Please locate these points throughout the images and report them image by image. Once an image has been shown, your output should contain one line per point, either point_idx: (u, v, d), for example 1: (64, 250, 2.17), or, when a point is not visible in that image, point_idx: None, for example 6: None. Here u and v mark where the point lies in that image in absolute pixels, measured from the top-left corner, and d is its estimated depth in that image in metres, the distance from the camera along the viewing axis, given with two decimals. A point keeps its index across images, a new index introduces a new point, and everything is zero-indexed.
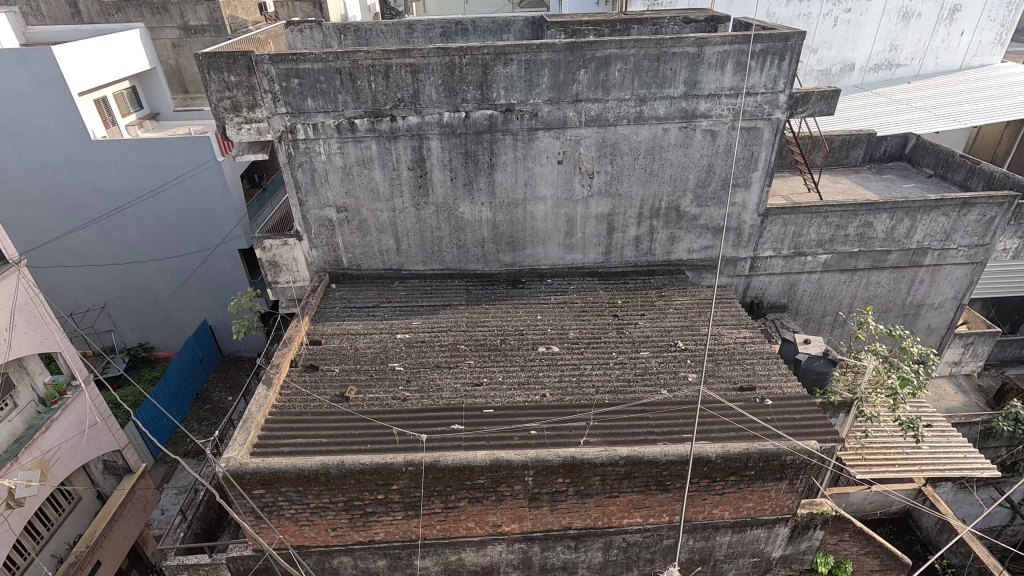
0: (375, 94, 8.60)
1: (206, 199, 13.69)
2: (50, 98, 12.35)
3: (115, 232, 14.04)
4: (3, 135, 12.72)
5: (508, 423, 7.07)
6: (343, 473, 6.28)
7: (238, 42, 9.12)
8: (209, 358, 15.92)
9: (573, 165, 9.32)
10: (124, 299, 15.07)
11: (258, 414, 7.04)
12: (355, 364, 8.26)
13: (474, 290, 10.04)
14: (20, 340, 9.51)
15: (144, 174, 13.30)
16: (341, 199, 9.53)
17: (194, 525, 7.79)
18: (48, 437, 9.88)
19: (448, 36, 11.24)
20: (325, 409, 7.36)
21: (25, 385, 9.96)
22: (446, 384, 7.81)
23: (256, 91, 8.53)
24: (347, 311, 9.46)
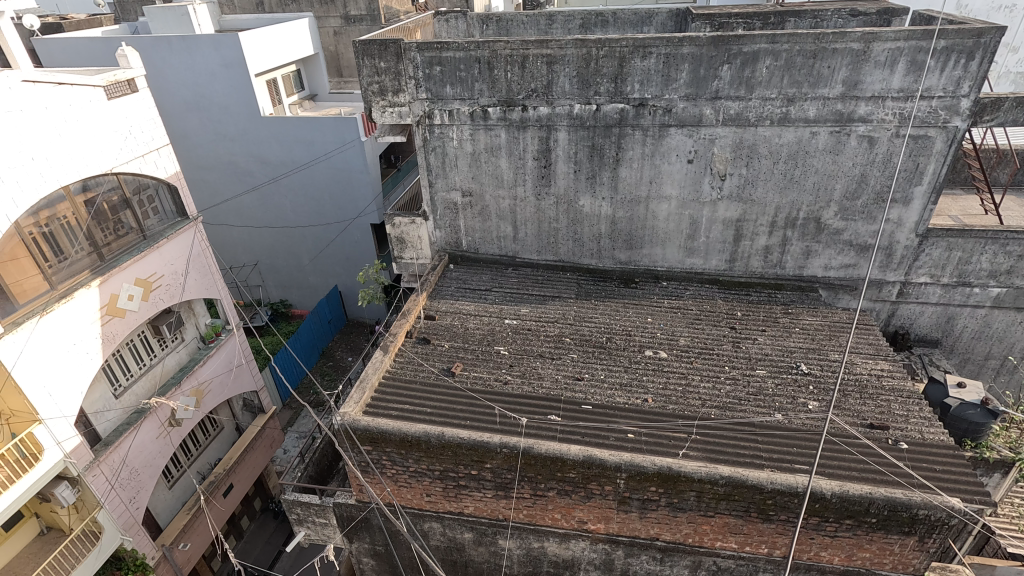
0: (510, 84, 8.82)
1: (348, 174, 14.93)
2: (233, 78, 14.13)
3: (271, 199, 15.83)
4: (194, 108, 14.82)
5: (605, 422, 6.98)
6: (442, 444, 6.62)
7: (391, 30, 9.79)
8: (336, 320, 17.49)
9: (704, 165, 8.86)
10: (273, 258, 17.00)
11: (373, 376, 7.64)
12: (464, 342, 8.63)
13: (586, 285, 9.99)
14: (191, 285, 11.10)
15: (299, 149, 14.78)
16: (468, 184, 9.92)
17: (310, 468, 8.65)
18: (204, 370, 11.49)
19: (588, 28, 11.18)
20: (432, 380, 7.78)
21: (191, 324, 11.61)
22: (548, 374, 7.89)
23: (402, 77, 9.11)
24: (461, 292, 9.87)
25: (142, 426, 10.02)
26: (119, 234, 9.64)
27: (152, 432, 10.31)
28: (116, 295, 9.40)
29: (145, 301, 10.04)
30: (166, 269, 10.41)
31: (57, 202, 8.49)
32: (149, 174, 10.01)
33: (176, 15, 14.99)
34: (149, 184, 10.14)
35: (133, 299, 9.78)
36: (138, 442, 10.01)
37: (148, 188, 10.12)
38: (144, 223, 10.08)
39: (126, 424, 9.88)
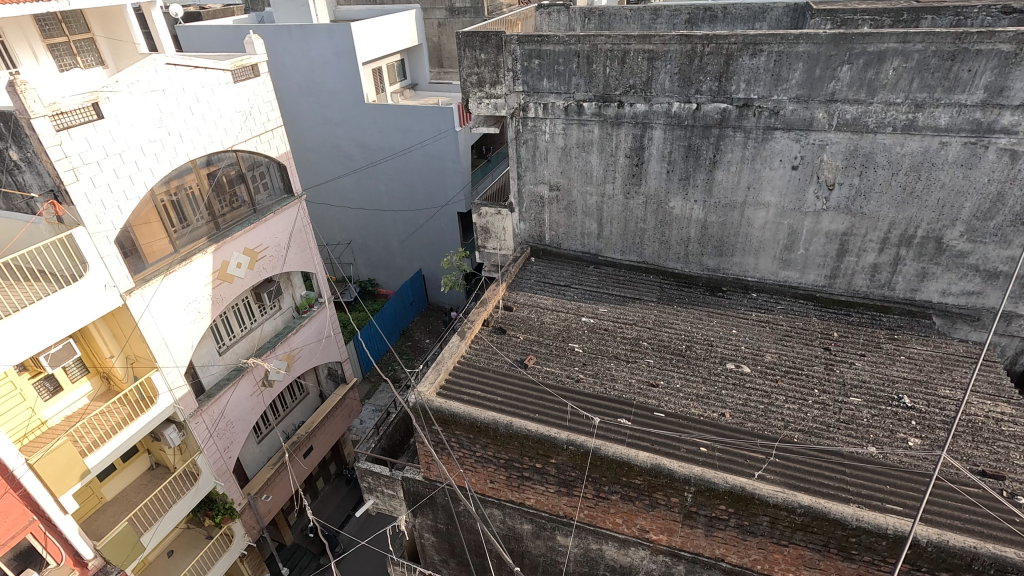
0: (608, 79, 8.67)
1: (440, 163, 15.39)
2: (342, 65, 14.94)
3: (368, 182, 16.67)
4: (306, 94, 15.86)
5: (677, 432, 6.76)
6: (510, 433, 6.71)
7: (493, 23, 9.93)
8: (417, 303, 18.16)
9: (810, 172, 8.27)
10: (364, 239, 17.92)
11: (449, 360, 7.88)
12: (539, 335, 8.66)
13: (669, 289, 9.70)
14: (292, 258, 11.93)
15: (397, 136, 15.41)
16: (556, 178, 9.91)
17: (383, 440, 9.07)
18: (296, 338, 12.33)
19: (694, 23, 10.77)
20: (505, 370, 7.89)
21: (288, 293, 12.48)
22: (621, 376, 7.75)
23: (500, 69, 9.23)
24: (540, 286, 9.90)
25: (239, 383, 10.94)
26: (234, 207, 10.55)
27: (247, 390, 11.24)
28: (227, 262, 10.32)
29: (251, 269, 10.95)
30: (271, 241, 11.26)
31: (186, 175, 9.45)
32: (264, 153, 10.85)
33: (298, 5, 16.06)
34: (263, 162, 11.00)
35: (241, 266, 10.69)
36: (235, 397, 10.94)
37: (261, 166, 10.98)
38: (256, 198, 10.97)
39: (227, 379, 10.85)
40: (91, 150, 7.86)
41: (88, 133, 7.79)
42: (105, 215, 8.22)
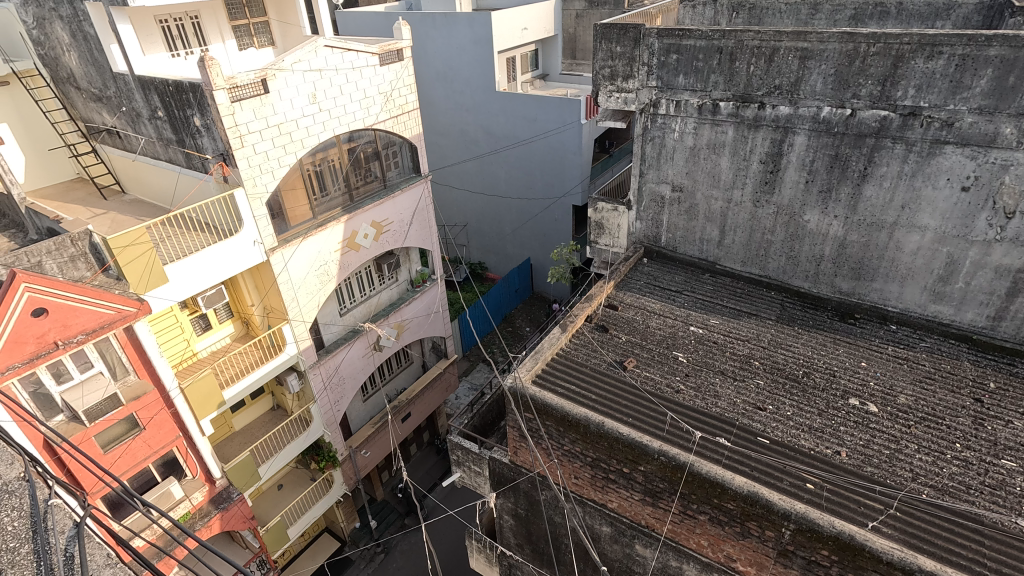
0: (751, 78, 8.12)
1: (562, 154, 15.41)
2: (478, 53, 15.40)
3: (489, 168, 17.17)
4: (442, 79, 16.60)
5: (782, 462, 6.27)
6: (600, 433, 6.63)
7: (633, 15, 9.70)
8: (523, 290, 18.45)
9: (985, 195, 7.16)
10: (480, 222, 18.52)
11: (547, 351, 7.93)
12: (642, 339, 8.43)
13: (791, 309, 8.98)
14: (412, 234, 12.62)
15: (523, 125, 15.65)
16: (680, 179, 9.51)
17: (475, 419, 9.39)
18: (408, 309, 13.08)
19: (859, 20, 9.74)
20: (603, 369, 7.79)
21: (405, 267, 13.23)
22: (726, 394, 7.32)
23: (635, 63, 9.00)
24: (649, 288, 9.61)
25: (354, 345, 11.84)
26: (367, 181, 11.35)
27: (360, 351, 12.13)
28: (356, 231, 11.17)
29: (376, 241, 11.74)
30: (395, 216, 12.00)
31: (330, 148, 10.34)
32: (399, 133, 11.54)
33: None
34: (397, 141, 11.69)
35: (367, 237, 11.50)
36: (348, 356, 11.86)
37: (395, 145, 11.70)
38: (387, 174, 11.73)
39: (344, 339, 11.80)
40: (256, 121, 8.88)
41: (255, 105, 8.80)
42: (261, 179, 9.26)
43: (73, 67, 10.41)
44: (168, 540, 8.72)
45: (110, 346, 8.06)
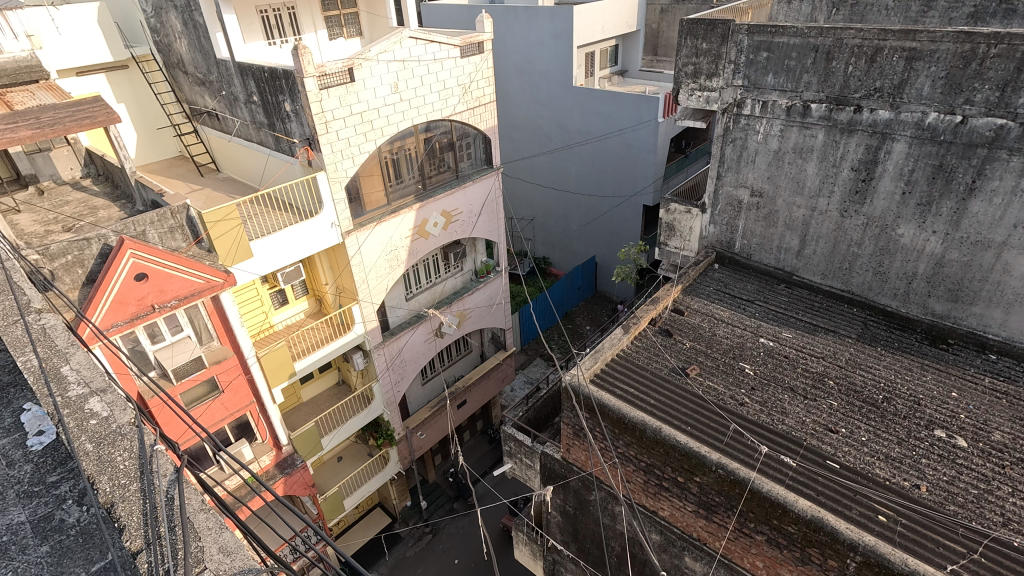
0: (848, 79, 7.62)
1: (635, 153, 15.11)
2: (557, 48, 15.33)
3: (560, 164, 17.11)
4: (519, 73, 16.68)
5: (852, 489, 5.90)
6: (656, 439, 6.49)
7: (722, 10, 9.34)
8: (585, 288, 18.30)
9: None
10: (547, 217, 18.53)
11: (608, 350, 7.83)
12: (707, 347, 8.16)
13: (874, 328, 8.40)
14: (480, 225, 12.79)
15: (597, 121, 15.46)
16: (760, 183, 9.10)
17: (529, 412, 9.46)
18: (471, 299, 13.29)
19: (978, 18, 8.92)
20: (664, 374, 7.60)
21: (471, 257, 13.44)
22: (794, 412, 6.96)
23: (721, 60, 8.66)
24: (719, 295, 9.27)
25: (416, 329, 12.18)
26: (440, 171, 11.60)
27: (422, 336, 12.46)
28: (426, 219, 11.46)
29: (445, 230, 12.00)
30: (465, 207, 12.19)
31: (407, 137, 10.64)
32: (474, 125, 11.68)
33: None
34: (472, 133, 11.86)
35: (437, 226, 11.77)
36: (411, 340, 12.22)
37: (469, 137, 11.86)
38: (459, 165, 11.93)
39: (408, 323, 12.17)
40: (341, 108, 9.28)
41: (341, 93, 9.20)
42: (341, 164, 9.68)
43: (182, 54, 11.27)
44: (241, 493, 9.41)
45: (199, 312, 8.71)
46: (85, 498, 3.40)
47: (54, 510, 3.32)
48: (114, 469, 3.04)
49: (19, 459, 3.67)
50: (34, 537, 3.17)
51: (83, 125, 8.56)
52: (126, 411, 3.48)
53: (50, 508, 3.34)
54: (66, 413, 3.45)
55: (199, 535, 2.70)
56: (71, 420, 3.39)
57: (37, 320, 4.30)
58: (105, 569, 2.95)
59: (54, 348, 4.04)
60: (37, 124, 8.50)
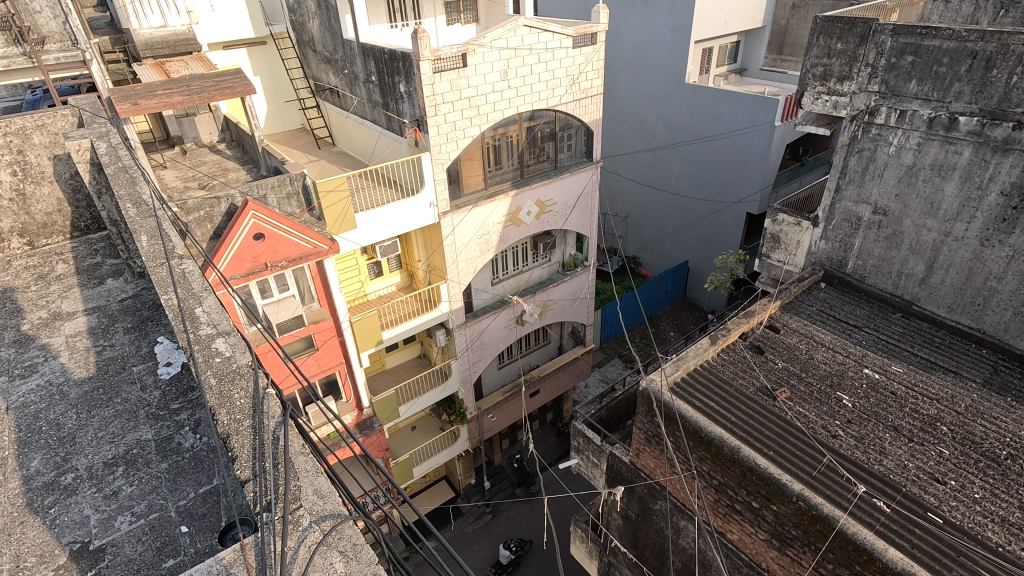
0: (1010, 90, 6.70)
1: (746, 157, 14.30)
2: (673, 42, 14.76)
3: (662, 162, 16.58)
4: (630, 66, 16.29)
5: (955, 548, 5.29)
6: (733, 458, 6.18)
7: (864, 8, 8.54)
8: (673, 293, 17.69)
9: None
10: (642, 216, 18.09)
11: (691, 360, 7.54)
12: (802, 370, 7.61)
13: (1006, 374, 7.42)
14: (573, 218, 12.69)
15: (707, 120, 14.79)
16: (886, 201, 8.30)
17: (601, 411, 9.36)
18: (555, 290, 13.27)
19: None
20: (750, 393, 7.20)
21: (560, 249, 13.40)
22: (894, 453, 6.35)
23: (856, 63, 7.91)
24: (822, 317, 8.60)
25: (499, 314, 12.39)
26: (539, 161, 11.63)
27: (503, 322, 12.65)
28: (520, 207, 11.55)
29: (537, 219, 12.04)
30: (560, 198, 12.15)
31: (510, 125, 10.76)
32: (578, 117, 11.56)
33: None
34: (575, 124, 11.74)
35: (530, 214, 11.84)
36: (492, 324, 12.45)
37: (572, 128, 11.75)
38: (559, 156, 11.89)
39: (492, 307, 12.42)
40: (450, 92, 9.56)
41: (452, 77, 9.48)
42: (445, 146, 9.99)
43: (314, 33, 12.11)
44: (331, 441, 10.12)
45: (304, 274, 9.43)
46: (200, 427, 3.84)
47: (174, 434, 3.79)
48: (232, 404, 3.11)
49: (151, 384, 4.23)
50: (157, 455, 3.64)
51: (224, 94, 9.47)
52: (247, 353, 3.54)
53: (171, 431, 3.81)
54: (196, 349, 3.55)
55: (298, 476, 2.75)
56: (200, 356, 3.47)
57: (180, 263, 4.40)
58: (210, 491, 3.38)
59: (192, 290, 4.13)
60: (187, 91, 9.50)
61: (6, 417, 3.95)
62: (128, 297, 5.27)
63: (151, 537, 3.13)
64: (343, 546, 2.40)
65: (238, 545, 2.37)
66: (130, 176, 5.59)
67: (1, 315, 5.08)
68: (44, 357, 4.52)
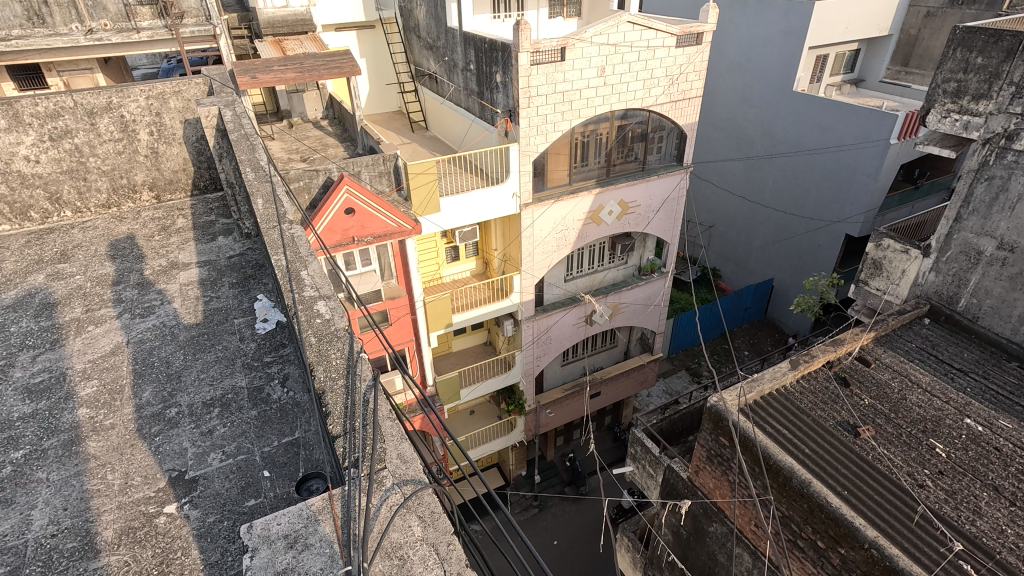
0: None
1: (851, 175, 13.33)
2: (784, 46, 13.96)
3: (757, 173, 15.79)
4: (735, 70, 15.61)
5: None
6: (801, 492, 5.83)
7: (1014, 20, 7.63)
8: (753, 312, 16.82)
9: None
10: (728, 227, 17.37)
11: (767, 383, 7.17)
12: (890, 411, 7.03)
13: None
14: (655, 222, 12.36)
15: (813, 133, 13.91)
16: (1016, 236, 7.40)
17: (663, 422, 9.14)
18: (628, 294, 13.00)
19: None
20: (828, 426, 6.74)
21: (638, 253, 13.08)
22: (992, 516, 5.72)
23: (997, 81, 6.85)
24: (921, 356, 7.88)
25: (568, 311, 12.33)
26: (626, 161, 11.40)
27: (572, 319, 12.58)
28: (602, 206, 11.38)
29: (618, 220, 11.83)
30: (645, 201, 11.87)
31: (602, 122, 10.63)
32: (673, 119, 11.20)
33: None
34: (668, 126, 11.38)
35: (611, 214, 11.64)
36: (560, 321, 12.41)
37: (665, 130, 11.41)
38: (648, 158, 11.60)
39: (562, 303, 12.38)
40: (545, 85, 9.57)
41: (549, 71, 9.48)
42: (534, 139, 10.03)
43: (419, 19, 12.46)
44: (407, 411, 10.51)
45: (386, 252, 9.80)
46: (287, 381, 4.13)
47: (264, 385, 4.10)
48: (329, 363, 3.29)
49: (249, 336, 4.59)
50: (248, 401, 3.95)
51: (332, 73, 10.00)
52: (345, 317, 3.71)
53: (262, 382, 4.12)
54: (299, 309, 3.77)
55: (385, 439, 2.85)
56: (302, 315, 3.69)
57: (289, 228, 4.70)
58: (292, 442, 3.63)
59: (298, 254, 4.40)
60: (300, 68, 10.12)
61: (125, 349, 4.41)
62: (236, 255, 5.72)
63: (237, 476, 3.41)
64: (421, 511, 2.46)
65: (325, 494, 2.46)
66: (249, 143, 6.03)
67: (127, 259, 5.66)
68: (161, 301, 5.00)
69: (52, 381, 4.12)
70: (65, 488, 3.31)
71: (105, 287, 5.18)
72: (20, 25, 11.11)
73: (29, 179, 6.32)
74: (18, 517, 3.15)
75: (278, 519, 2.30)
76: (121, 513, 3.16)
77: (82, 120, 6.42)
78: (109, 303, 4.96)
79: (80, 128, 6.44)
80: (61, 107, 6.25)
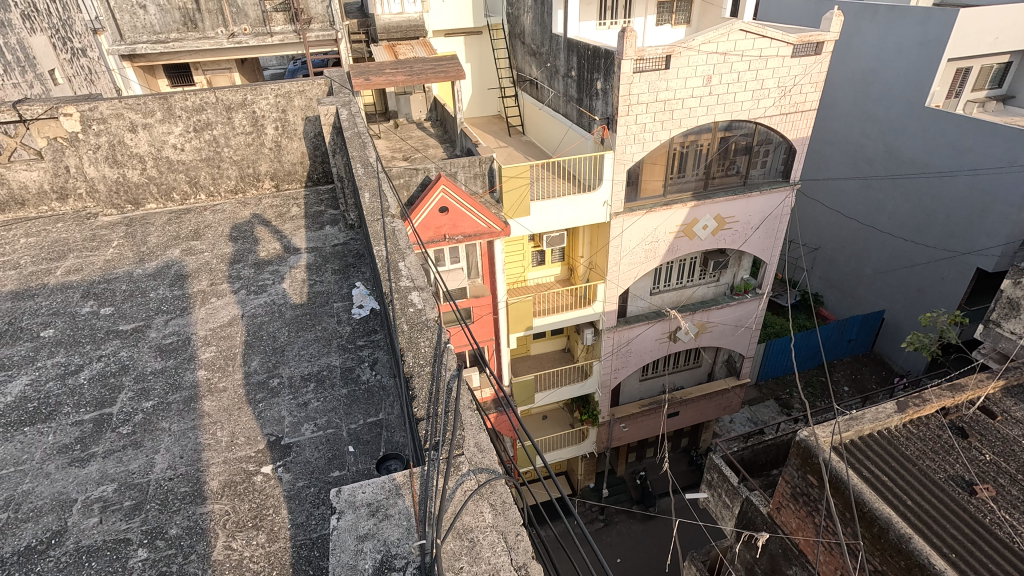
0: None
1: (990, 202, 11.89)
2: (920, 58, 12.76)
3: (875, 194, 14.55)
4: (859, 82, 14.50)
5: None
6: (898, 548, 5.28)
7: None
8: (857, 344, 15.40)
9: None
10: (835, 250, 16.17)
11: (868, 423, 6.56)
12: (1018, 472, 6.21)
13: None
14: (753, 240, 11.68)
15: (946, 154, 12.61)
16: None
17: (745, 451, 8.68)
18: (717, 313, 12.41)
19: None
20: (938, 480, 6.08)
21: (730, 272, 12.44)
22: None
23: None
24: None
25: (651, 325, 12.04)
26: (727, 174, 10.90)
27: (655, 333, 12.22)
28: (696, 220, 10.95)
29: (714, 235, 11.32)
30: (744, 216, 11.28)
31: (704, 133, 10.28)
32: (782, 132, 10.55)
33: None
34: (776, 140, 10.76)
35: (706, 229, 11.16)
36: (641, 335, 12.12)
37: (771, 143, 10.79)
38: (751, 172, 11.03)
39: (645, 317, 12.11)
40: (647, 94, 9.42)
41: (652, 78, 9.33)
42: (630, 147, 9.89)
43: (526, 26, 12.69)
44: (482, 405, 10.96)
45: (475, 252, 10.07)
46: (376, 365, 4.40)
47: (355, 366, 4.38)
48: (418, 350, 3.46)
49: (345, 320, 4.92)
50: (341, 380, 4.24)
51: (439, 77, 10.47)
52: (436, 309, 3.86)
53: (354, 363, 4.41)
54: (395, 297, 3.99)
55: (463, 427, 2.94)
56: (397, 303, 3.90)
57: (392, 222, 4.96)
58: (375, 423, 3.87)
59: (397, 246, 4.63)
60: (410, 71, 10.70)
61: (240, 321, 4.89)
62: (340, 243, 6.14)
63: (326, 447, 3.67)
64: (493, 500, 2.52)
65: (407, 472, 2.59)
66: (361, 141, 6.44)
67: (246, 241, 6.25)
68: (273, 281, 5.49)
69: (180, 343, 4.66)
70: (183, 438, 3.74)
71: (226, 265, 5.76)
72: (177, 29, 12.63)
73: (174, 164, 7.18)
74: (145, 458, 3.60)
75: (363, 488, 2.45)
76: (226, 467, 3.51)
77: (222, 114, 7.20)
78: (230, 279, 5.51)
79: (219, 122, 7.22)
80: (205, 102, 7.04)
